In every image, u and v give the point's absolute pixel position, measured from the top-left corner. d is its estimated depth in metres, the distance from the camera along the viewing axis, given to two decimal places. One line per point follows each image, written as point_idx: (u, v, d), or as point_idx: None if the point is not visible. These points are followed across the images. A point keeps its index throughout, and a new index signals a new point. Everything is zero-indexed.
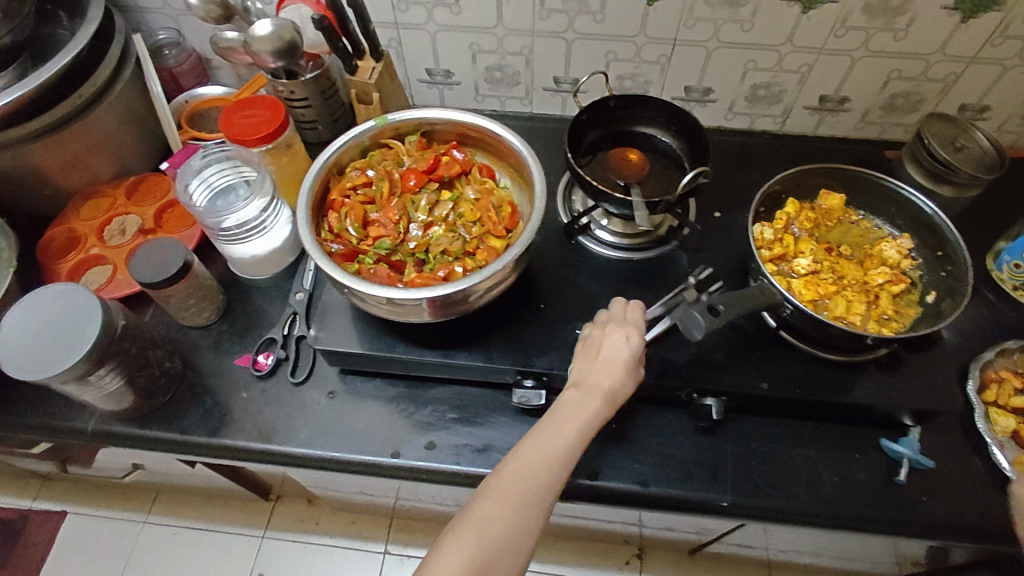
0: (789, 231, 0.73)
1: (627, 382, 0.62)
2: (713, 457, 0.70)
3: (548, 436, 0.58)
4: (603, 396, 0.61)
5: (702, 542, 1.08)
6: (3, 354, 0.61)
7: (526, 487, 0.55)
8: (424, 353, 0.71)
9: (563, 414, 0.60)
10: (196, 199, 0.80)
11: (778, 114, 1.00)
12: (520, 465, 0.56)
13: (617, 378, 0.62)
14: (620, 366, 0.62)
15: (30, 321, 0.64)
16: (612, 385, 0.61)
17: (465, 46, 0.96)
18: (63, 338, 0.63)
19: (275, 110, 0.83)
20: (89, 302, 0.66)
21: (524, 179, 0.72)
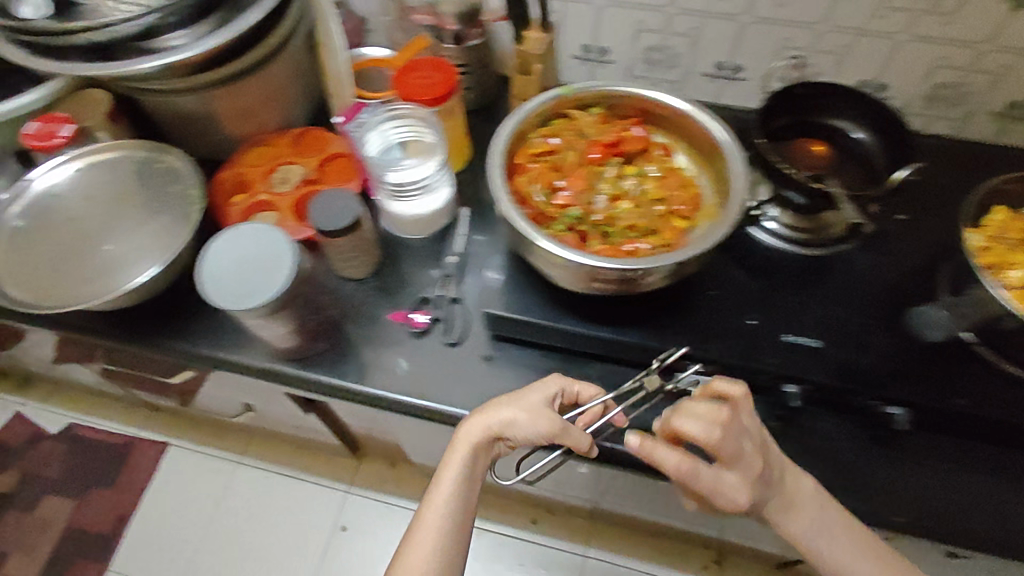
0: (999, 240, 0.68)
1: (523, 423, 0.65)
2: (885, 469, 0.68)
3: (442, 483, 0.66)
4: (479, 431, 0.66)
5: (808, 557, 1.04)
6: (249, 233, 0.69)
7: (431, 543, 0.64)
8: (593, 327, 0.70)
9: (451, 457, 0.67)
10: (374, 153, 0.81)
11: (957, 117, 0.93)
12: (424, 520, 0.66)
13: (506, 416, 0.66)
14: (509, 409, 0.66)
15: (262, 248, 0.68)
16: (491, 423, 0.66)
17: (631, 23, 0.94)
18: (227, 282, 0.65)
19: (447, 73, 0.84)
20: (240, 300, 0.64)
21: (712, 162, 0.70)
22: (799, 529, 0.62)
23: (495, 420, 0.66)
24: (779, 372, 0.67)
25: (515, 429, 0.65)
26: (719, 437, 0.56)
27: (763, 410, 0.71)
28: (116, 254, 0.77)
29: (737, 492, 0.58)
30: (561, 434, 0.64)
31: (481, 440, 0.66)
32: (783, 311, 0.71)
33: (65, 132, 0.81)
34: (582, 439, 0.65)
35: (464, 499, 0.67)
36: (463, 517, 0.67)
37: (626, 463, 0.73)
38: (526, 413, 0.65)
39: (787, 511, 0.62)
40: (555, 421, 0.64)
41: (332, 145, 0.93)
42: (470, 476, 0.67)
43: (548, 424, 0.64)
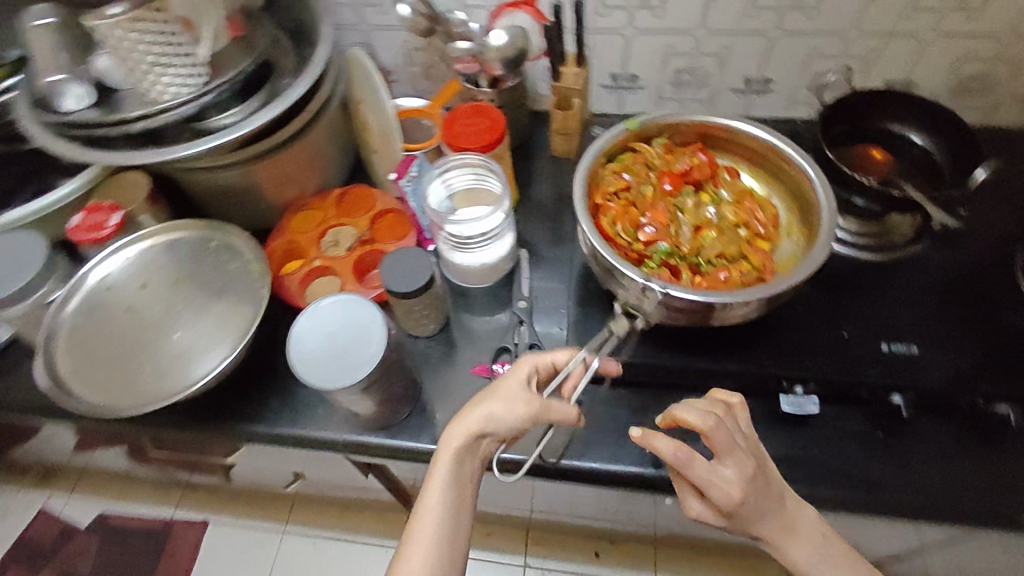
0: None
1: (505, 413, 0.59)
2: (999, 466, 0.68)
3: (429, 496, 0.59)
4: (461, 434, 0.59)
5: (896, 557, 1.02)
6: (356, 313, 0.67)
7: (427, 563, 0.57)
8: (691, 360, 0.69)
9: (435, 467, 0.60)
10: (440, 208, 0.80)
11: (985, 106, 0.95)
12: (415, 539, 0.58)
13: (489, 410, 0.59)
14: (491, 403, 0.60)
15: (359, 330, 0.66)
16: (471, 422, 0.59)
17: (660, 49, 0.95)
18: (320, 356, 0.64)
19: (495, 120, 0.84)
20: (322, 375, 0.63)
21: (786, 181, 0.70)
22: (791, 542, 0.60)
23: (475, 416, 0.60)
24: (885, 382, 0.66)
25: (498, 423, 0.59)
26: (714, 425, 0.55)
27: (865, 422, 0.71)
28: (188, 343, 0.76)
29: (731, 489, 0.55)
30: (544, 412, 0.60)
31: (464, 443, 0.59)
32: (872, 319, 0.71)
33: (115, 221, 0.78)
34: (567, 410, 0.61)
35: (454, 510, 0.59)
36: (456, 530, 0.60)
37: None
38: (505, 402, 0.59)
39: (777, 523, 0.59)
40: (533, 402, 0.59)
41: (379, 201, 0.91)
42: (457, 484, 0.60)
43: (528, 408, 0.59)
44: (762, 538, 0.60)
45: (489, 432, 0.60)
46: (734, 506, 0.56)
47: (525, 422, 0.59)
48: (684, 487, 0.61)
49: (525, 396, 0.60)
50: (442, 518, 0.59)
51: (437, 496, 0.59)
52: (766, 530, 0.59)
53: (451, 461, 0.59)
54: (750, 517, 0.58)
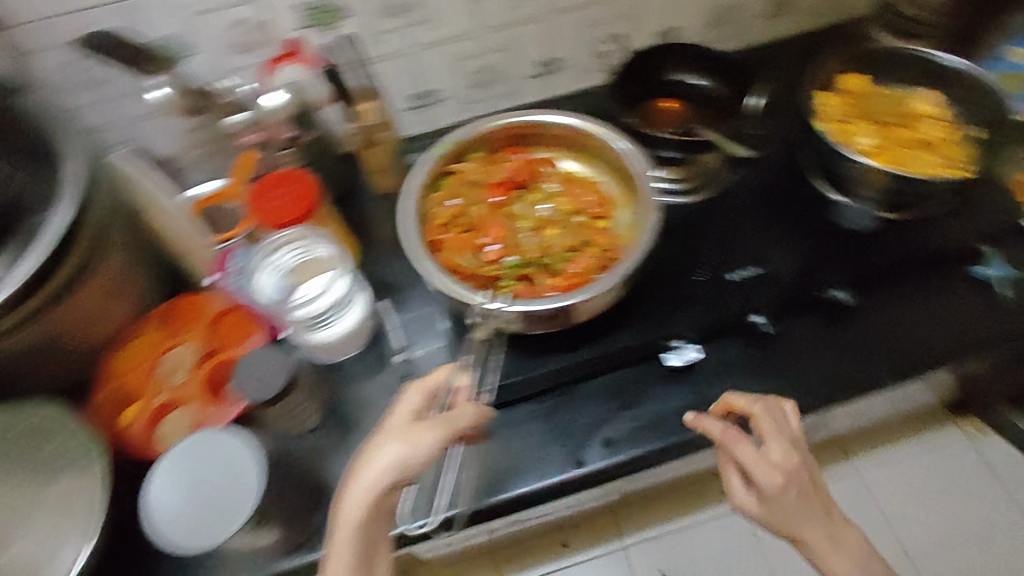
0: (840, 119, 0.78)
1: (409, 457, 0.50)
2: (858, 341, 0.74)
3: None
4: (361, 501, 0.49)
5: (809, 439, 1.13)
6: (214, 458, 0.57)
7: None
8: (577, 353, 0.71)
9: (335, 547, 0.50)
10: (271, 294, 0.75)
11: (742, 32, 1.05)
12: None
13: (390, 460, 0.50)
14: (390, 452, 0.50)
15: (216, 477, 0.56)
16: (369, 484, 0.49)
17: (448, 57, 0.93)
18: (182, 520, 0.55)
19: (305, 182, 0.77)
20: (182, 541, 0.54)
21: (603, 155, 0.71)
22: (827, 546, 0.62)
23: (372, 475, 0.50)
24: (742, 305, 0.72)
25: (404, 470, 0.51)
26: (761, 408, 0.66)
27: (741, 346, 0.75)
28: (28, 554, 0.62)
29: (771, 471, 0.61)
30: (451, 433, 0.54)
31: (367, 509, 0.50)
32: (717, 253, 0.76)
33: None
34: (467, 416, 0.57)
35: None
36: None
37: (665, 458, 0.71)
38: (407, 443, 0.51)
39: (818, 525, 0.62)
40: (437, 428, 0.53)
41: (209, 304, 0.80)
42: (364, 553, 0.51)
43: (435, 439, 0.52)
44: (803, 543, 0.62)
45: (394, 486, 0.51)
46: (776, 491, 0.60)
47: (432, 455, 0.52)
48: (729, 472, 0.66)
49: (428, 431, 0.52)
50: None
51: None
52: (806, 530, 0.61)
53: (355, 533, 0.50)
54: (791, 514, 0.61)
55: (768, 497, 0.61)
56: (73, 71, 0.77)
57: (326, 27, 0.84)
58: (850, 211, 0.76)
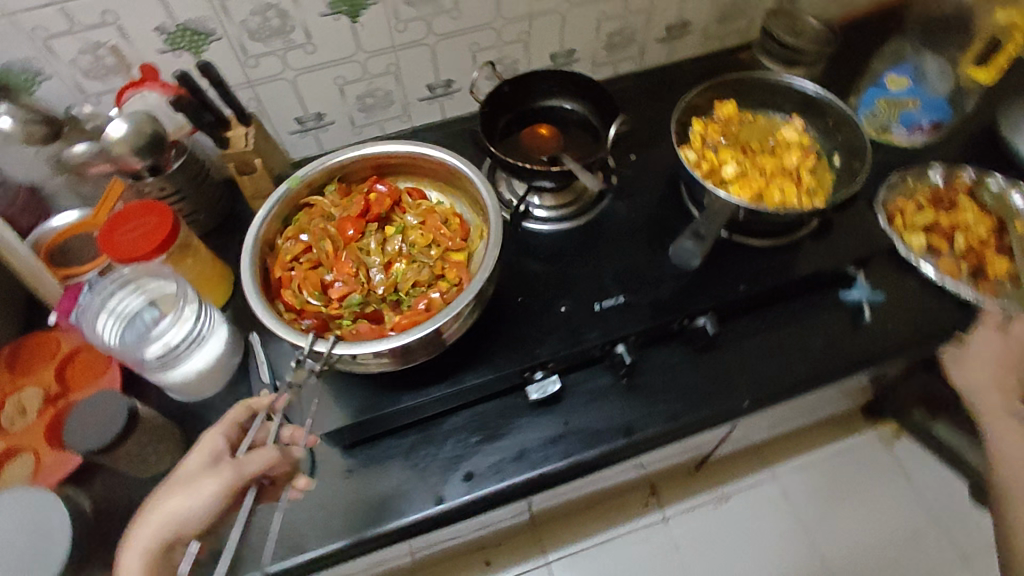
0: (707, 146, 0.78)
1: (183, 508, 0.54)
2: (720, 369, 0.76)
3: None
4: (141, 556, 0.53)
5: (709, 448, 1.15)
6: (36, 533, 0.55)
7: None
8: (432, 389, 0.69)
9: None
10: (109, 337, 0.71)
11: (636, 54, 1.05)
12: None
13: (168, 512, 0.54)
14: (168, 505, 0.54)
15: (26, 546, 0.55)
16: (147, 537, 0.53)
17: (330, 82, 0.91)
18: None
19: (159, 212, 0.74)
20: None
21: (461, 187, 0.70)
22: (1006, 417, 0.74)
23: (151, 528, 0.54)
24: (606, 337, 0.71)
25: (183, 520, 0.54)
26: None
27: (610, 375, 0.76)
28: None
29: (977, 350, 0.76)
30: (233, 481, 0.55)
31: (150, 560, 0.54)
32: (585, 282, 0.75)
33: None
34: (263, 459, 0.57)
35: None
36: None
37: (526, 492, 0.71)
38: (182, 496, 0.54)
39: (994, 402, 0.75)
40: (216, 477, 0.55)
41: (65, 341, 0.78)
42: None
43: (210, 488, 0.54)
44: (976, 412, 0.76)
45: (176, 535, 0.54)
46: (982, 357, 0.76)
47: (214, 503, 0.55)
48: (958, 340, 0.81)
49: (207, 481, 0.54)
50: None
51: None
52: (987, 400, 0.75)
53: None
54: (986, 382, 0.75)
55: (965, 356, 0.78)
56: None
57: (192, 53, 0.81)
58: (679, 249, 0.75)
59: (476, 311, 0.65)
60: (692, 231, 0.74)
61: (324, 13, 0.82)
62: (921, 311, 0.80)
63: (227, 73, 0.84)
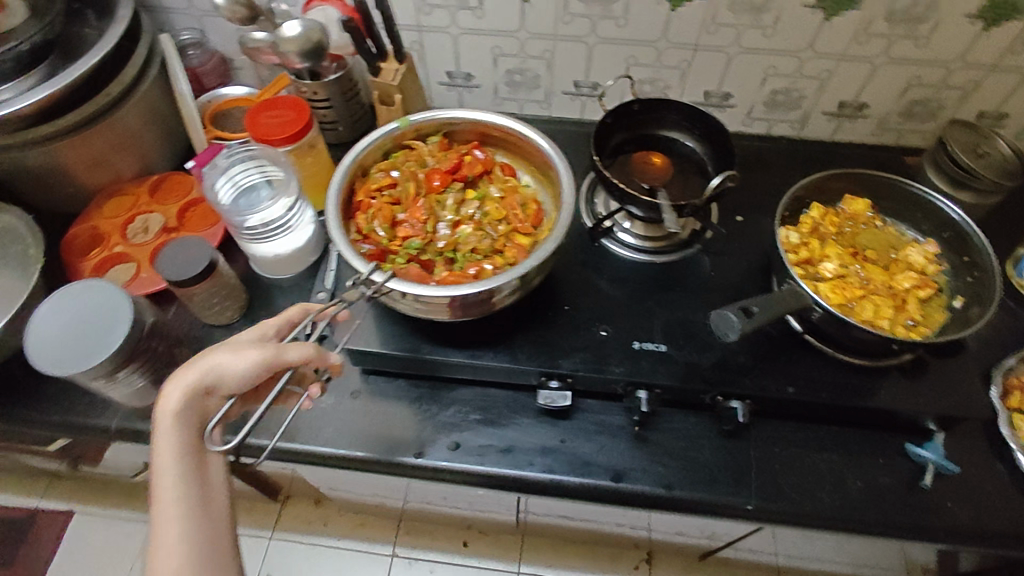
0: (816, 234, 0.72)
1: (229, 362, 0.55)
2: (738, 461, 0.70)
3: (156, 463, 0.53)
4: (181, 393, 0.54)
5: (714, 546, 1.15)
6: (93, 315, 0.65)
7: (176, 549, 0.50)
8: (450, 352, 0.71)
9: (159, 439, 0.53)
10: (222, 198, 0.81)
11: (797, 119, 1.00)
12: (160, 525, 0.51)
13: (212, 365, 0.55)
14: (213, 359, 0.55)
15: (83, 321, 0.64)
16: (189, 377, 0.54)
17: (487, 49, 0.96)
18: (64, 321, 0.64)
19: (300, 110, 0.84)
20: (49, 315, 0.64)
21: (549, 179, 0.71)
22: None
23: (196, 370, 0.55)
24: (629, 378, 0.69)
25: (225, 374, 0.55)
26: None
27: (625, 416, 0.74)
28: None
29: None
30: (279, 357, 0.57)
31: (187, 401, 0.54)
32: (634, 317, 0.74)
33: None
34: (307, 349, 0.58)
35: (197, 484, 0.53)
36: (208, 502, 0.53)
37: (497, 484, 0.72)
38: (232, 353, 0.56)
39: None
40: (263, 348, 0.56)
41: (193, 188, 0.91)
42: (193, 444, 0.54)
43: (254, 356, 0.55)
44: None
45: (214, 386, 0.55)
46: None
47: (257, 371, 0.56)
48: None
49: (254, 351, 0.56)
50: (185, 488, 0.52)
51: (168, 468, 0.52)
52: None
53: (176, 424, 0.53)
54: None
55: None
56: None
57: None
58: (720, 316, 0.62)
59: (511, 298, 0.66)
60: (741, 305, 0.62)
61: None
62: (1000, 504, 0.69)
63: (402, 12, 0.92)
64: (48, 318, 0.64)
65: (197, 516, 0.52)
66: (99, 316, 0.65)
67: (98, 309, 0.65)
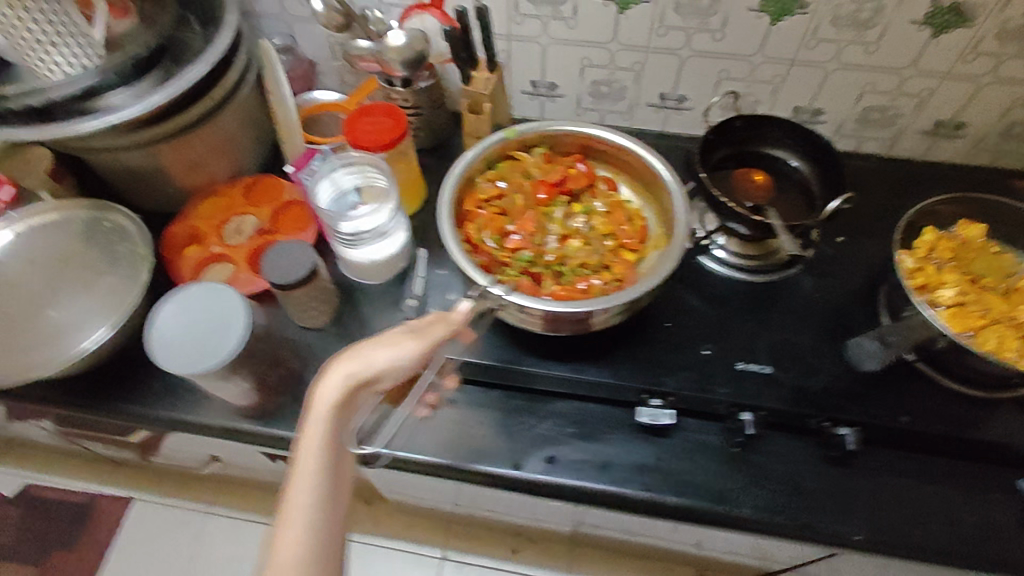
0: (930, 260, 0.71)
1: (389, 358, 0.60)
2: (846, 490, 0.69)
3: (306, 445, 0.56)
4: (340, 382, 0.58)
5: (778, 569, 1.13)
6: (214, 315, 0.67)
7: (306, 529, 0.53)
8: (552, 366, 0.72)
9: (311, 422, 0.57)
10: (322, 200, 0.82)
11: (890, 137, 0.98)
12: (292, 505, 0.54)
13: (372, 358, 0.59)
14: (373, 351, 0.60)
15: (205, 319, 0.67)
16: (351, 369, 0.58)
17: (577, 60, 0.96)
18: (188, 321, 0.67)
19: (397, 118, 0.85)
20: (172, 312, 0.67)
21: (656, 195, 0.71)
22: None
23: (357, 363, 0.59)
24: (733, 401, 0.69)
25: (382, 367, 0.59)
26: None
27: (725, 436, 0.74)
28: (63, 322, 0.73)
29: None
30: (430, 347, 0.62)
31: (344, 392, 0.58)
32: (736, 337, 0.74)
33: (8, 195, 0.83)
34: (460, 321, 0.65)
35: (334, 472, 0.57)
36: (336, 491, 0.57)
37: (594, 500, 0.73)
38: (392, 348, 0.60)
39: None
40: (422, 338, 0.61)
41: (285, 192, 0.93)
42: (335, 433, 0.58)
43: (414, 348, 0.61)
44: None
45: (367, 379, 0.59)
46: None
47: (410, 362, 0.61)
48: None
49: (412, 344, 0.61)
50: (325, 473, 0.56)
51: (316, 453, 0.56)
52: None
53: (332, 412, 0.57)
54: None
55: None
56: None
57: None
58: (859, 346, 0.69)
59: (613, 319, 0.65)
60: (880, 334, 0.67)
61: None
62: None
63: (495, 21, 0.92)
64: (172, 316, 0.67)
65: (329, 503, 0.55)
66: (220, 314, 0.67)
67: (218, 308, 0.67)
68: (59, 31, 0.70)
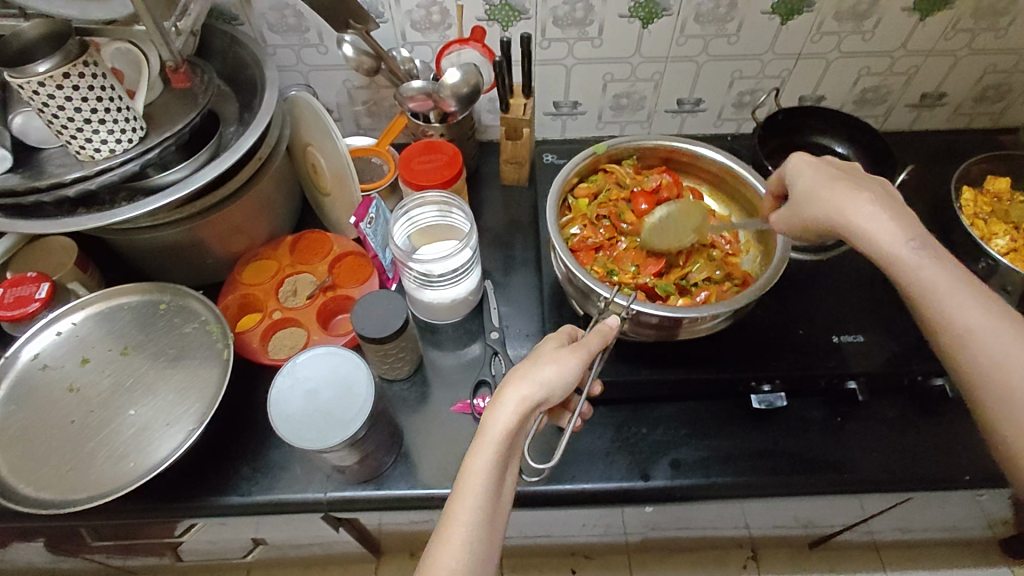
0: (979, 216, 0.84)
1: (559, 377, 0.54)
2: (941, 436, 0.77)
3: (472, 463, 0.51)
4: (513, 408, 0.52)
5: (840, 531, 1.18)
6: (337, 382, 0.64)
7: (464, 545, 0.50)
8: (667, 371, 0.75)
9: (479, 444, 0.52)
10: (397, 235, 0.81)
11: (881, 114, 1.08)
12: (452, 526, 0.50)
13: (541, 380, 0.54)
14: (540, 372, 0.54)
15: (326, 390, 0.63)
16: (523, 396, 0.53)
17: (599, 77, 0.99)
18: (306, 395, 0.63)
19: (454, 153, 0.84)
20: (284, 386, 0.63)
21: (742, 204, 0.77)
22: None
23: (528, 387, 0.53)
24: (837, 372, 0.75)
25: (551, 388, 0.54)
26: None
27: (825, 410, 0.79)
28: (147, 420, 0.68)
29: None
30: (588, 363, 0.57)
31: (518, 419, 0.52)
32: (821, 315, 0.80)
33: (43, 293, 0.72)
34: (606, 331, 0.60)
35: (497, 494, 0.52)
36: (495, 511, 0.53)
37: (724, 493, 0.75)
38: (557, 366, 0.55)
39: None
40: (581, 353, 0.56)
41: (336, 244, 0.90)
42: (504, 461, 0.52)
43: (578, 363, 0.55)
44: None
45: (540, 403, 0.54)
46: None
47: (575, 381, 0.55)
48: None
49: (574, 359, 0.55)
50: (489, 497, 0.51)
51: (484, 474, 0.51)
52: None
53: (505, 440, 0.52)
54: None
55: None
56: (276, 16, 0.86)
57: (502, 25, 0.90)
58: None
59: (722, 323, 0.69)
60: (998, 285, 0.75)
61: (622, 14, 0.89)
62: None
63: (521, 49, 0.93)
64: (286, 391, 0.63)
65: (486, 526, 0.51)
66: (341, 381, 0.64)
67: (337, 377, 0.64)
68: (108, 107, 0.63)
